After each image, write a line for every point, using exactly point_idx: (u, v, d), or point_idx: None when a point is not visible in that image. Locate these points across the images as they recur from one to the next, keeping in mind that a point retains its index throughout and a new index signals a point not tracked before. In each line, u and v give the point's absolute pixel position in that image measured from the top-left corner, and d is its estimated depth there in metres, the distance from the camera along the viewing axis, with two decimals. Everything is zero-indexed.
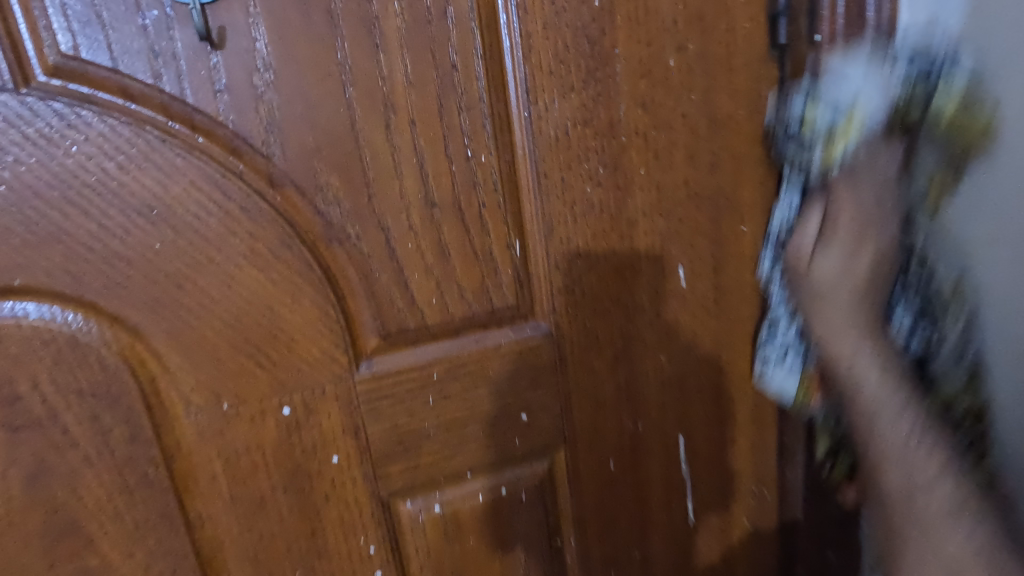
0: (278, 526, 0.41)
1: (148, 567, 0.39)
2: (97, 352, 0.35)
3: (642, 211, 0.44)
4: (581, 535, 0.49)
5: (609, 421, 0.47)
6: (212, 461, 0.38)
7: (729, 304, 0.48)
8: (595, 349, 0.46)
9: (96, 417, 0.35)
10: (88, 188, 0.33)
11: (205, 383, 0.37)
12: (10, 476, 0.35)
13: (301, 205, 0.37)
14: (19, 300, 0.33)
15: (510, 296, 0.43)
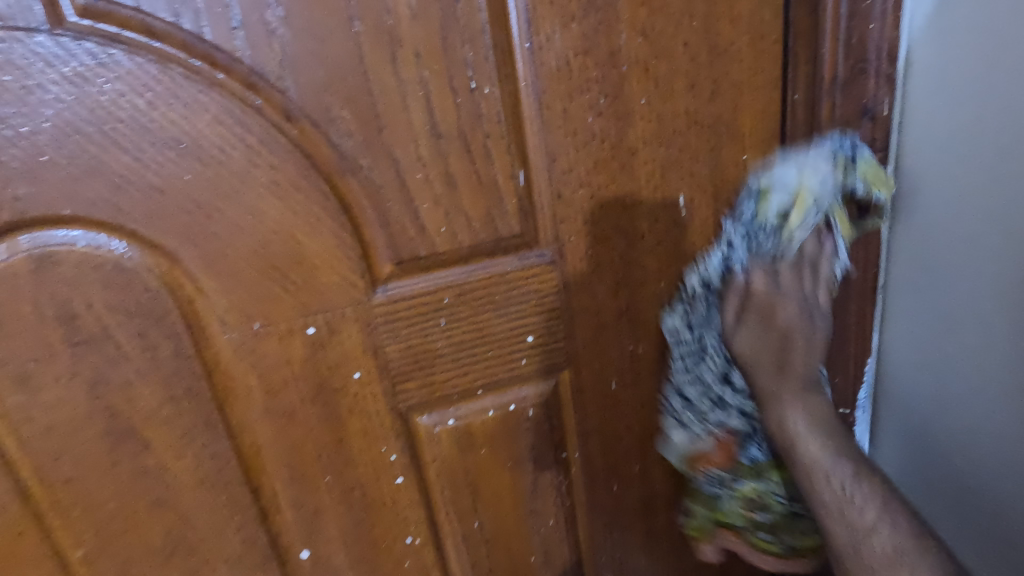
0: (309, 434, 0.46)
1: (197, 468, 0.44)
2: (141, 276, 0.38)
3: (642, 141, 0.46)
4: (586, 447, 0.54)
5: (610, 342, 0.51)
6: (247, 375, 0.43)
7: (729, 229, 0.51)
8: (598, 274, 0.49)
9: (144, 334, 0.40)
10: (122, 123, 0.36)
11: (238, 305, 0.41)
12: (74, 386, 0.39)
13: (315, 137, 0.39)
14: (68, 228, 0.37)
15: (515, 225, 0.45)
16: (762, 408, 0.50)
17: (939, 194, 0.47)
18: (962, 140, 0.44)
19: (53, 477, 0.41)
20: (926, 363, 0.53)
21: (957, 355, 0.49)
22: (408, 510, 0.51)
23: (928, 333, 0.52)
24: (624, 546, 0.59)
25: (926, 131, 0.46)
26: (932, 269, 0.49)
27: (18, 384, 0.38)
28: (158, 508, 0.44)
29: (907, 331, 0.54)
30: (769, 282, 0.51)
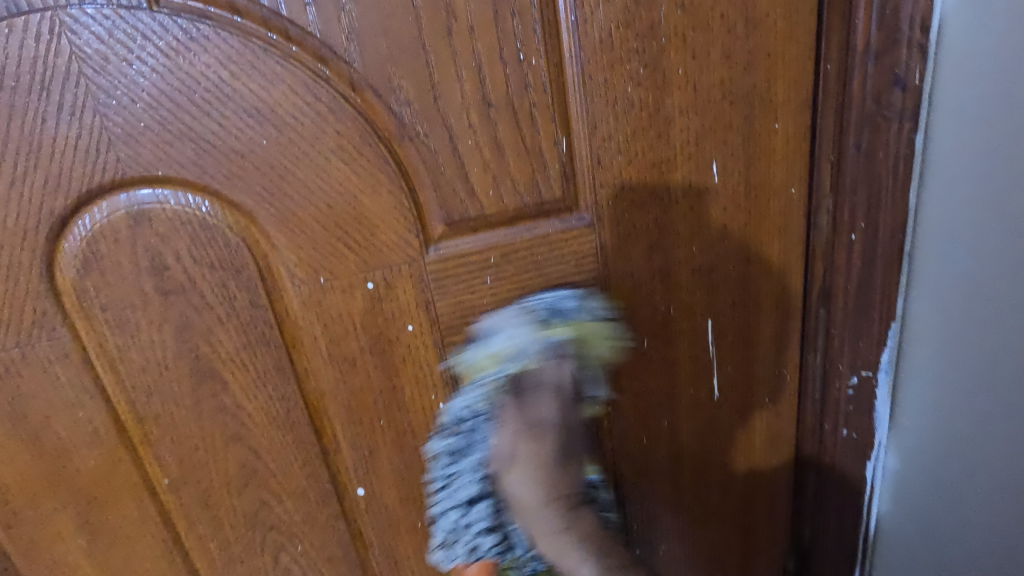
0: (367, 381, 0.50)
1: (268, 408, 0.49)
2: (223, 231, 0.43)
3: (678, 110, 0.48)
4: (618, 401, 0.58)
5: (643, 302, 0.54)
6: (313, 325, 0.47)
7: (759, 196, 0.53)
8: (633, 237, 0.52)
9: (225, 284, 0.44)
10: (209, 93, 0.39)
11: (306, 260, 0.45)
12: (165, 330, 0.44)
13: (377, 105, 0.43)
14: (161, 188, 0.41)
15: (557, 189, 0.48)
16: (513, 514, 0.46)
17: (968, 172, 0.48)
18: (996, 121, 0.45)
19: (145, 411, 0.46)
20: (944, 336, 0.55)
21: (978, 332, 0.52)
22: None
23: (957, 302, 0.53)
24: (652, 496, 0.63)
25: (957, 107, 0.47)
26: (964, 237, 0.50)
27: (117, 327, 0.43)
28: (234, 443, 0.49)
29: (932, 299, 0.55)
30: (518, 411, 0.47)
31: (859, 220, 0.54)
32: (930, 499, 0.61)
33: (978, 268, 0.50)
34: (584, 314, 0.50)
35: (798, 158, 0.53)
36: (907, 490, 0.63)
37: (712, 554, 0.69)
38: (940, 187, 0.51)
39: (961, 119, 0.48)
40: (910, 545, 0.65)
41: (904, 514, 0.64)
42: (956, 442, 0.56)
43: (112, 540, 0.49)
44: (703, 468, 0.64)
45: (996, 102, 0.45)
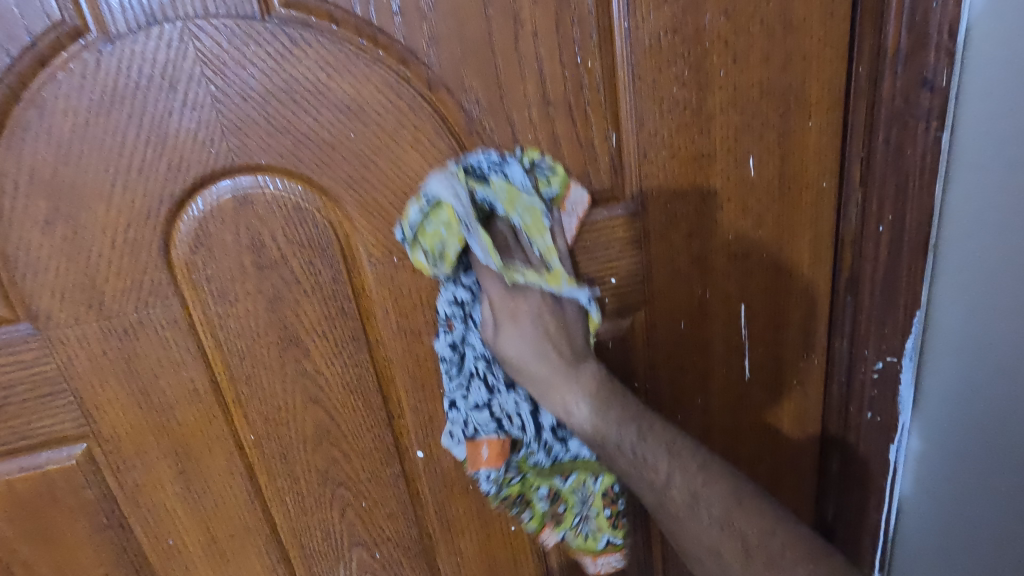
0: (429, 351, 0.55)
1: (343, 374, 0.54)
2: (313, 214, 0.49)
3: (719, 108, 0.53)
4: (655, 378, 0.62)
5: (682, 286, 0.59)
6: (385, 299, 0.53)
7: (792, 188, 0.57)
8: (674, 225, 0.56)
9: (312, 261, 0.50)
10: (308, 92, 0.45)
11: (382, 241, 0.51)
12: (259, 300, 0.50)
13: (450, 103, 0.48)
14: (264, 174, 0.47)
15: (606, 180, 0.53)
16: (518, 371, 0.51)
17: (994, 173, 0.52)
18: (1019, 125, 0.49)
19: (238, 374, 0.52)
20: (971, 328, 0.58)
21: (1003, 322, 0.55)
22: None
23: (985, 297, 0.56)
24: None
25: (982, 112, 0.51)
26: (988, 221, 0.54)
27: (219, 297, 0.49)
28: (312, 405, 0.55)
29: (954, 284, 0.58)
30: (507, 293, 0.50)
31: (887, 213, 0.58)
32: (959, 478, 0.63)
33: (1005, 263, 0.53)
34: (520, 184, 0.49)
35: (828, 154, 0.57)
36: (934, 469, 0.66)
37: None
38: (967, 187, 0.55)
39: (987, 123, 0.51)
40: (940, 522, 0.67)
41: (933, 492, 0.67)
42: (980, 419, 0.59)
43: (204, 489, 0.56)
44: (733, 446, 0.68)
45: (1018, 106, 0.49)
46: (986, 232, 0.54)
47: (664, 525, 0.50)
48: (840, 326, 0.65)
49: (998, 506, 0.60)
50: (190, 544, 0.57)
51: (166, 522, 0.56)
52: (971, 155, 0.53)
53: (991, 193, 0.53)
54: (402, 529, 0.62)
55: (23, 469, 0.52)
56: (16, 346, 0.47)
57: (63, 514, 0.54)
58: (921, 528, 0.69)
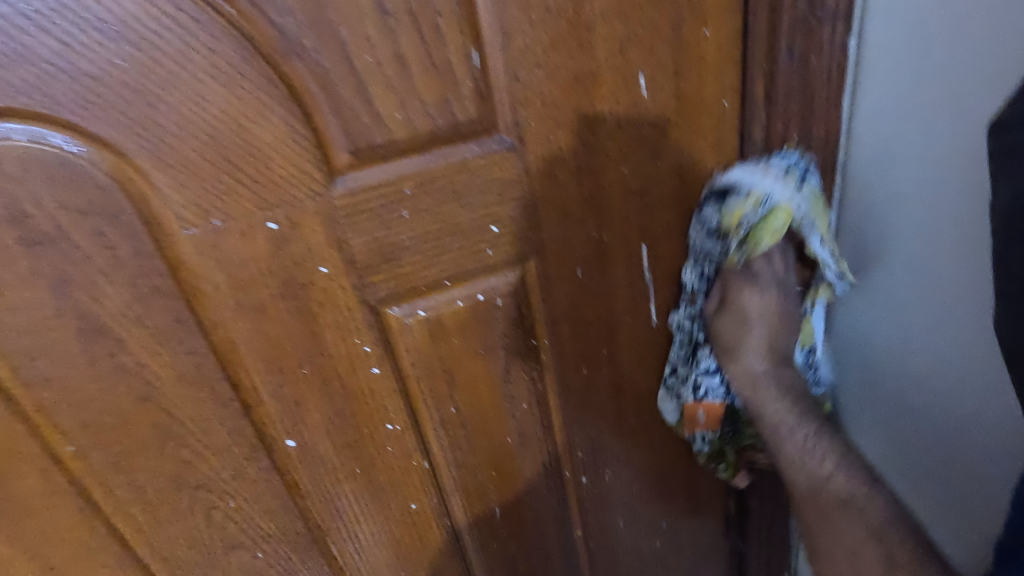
0: (283, 328, 0.47)
1: (175, 364, 0.45)
2: (89, 171, 0.38)
3: (600, 15, 0.44)
4: (554, 334, 0.56)
5: (575, 231, 0.52)
6: (214, 272, 0.43)
7: (691, 112, 0.50)
8: (560, 160, 0.49)
9: (101, 232, 0.39)
10: (42, 4, 0.34)
11: (195, 201, 0.41)
12: (38, 286, 0.40)
13: (254, 16, 0.37)
14: (4, 121, 0.36)
15: (472, 110, 0.44)
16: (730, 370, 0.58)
17: (908, 99, 0.46)
18: (939, 43, 0.42)
19: (33, 377, 0.42)
20: (877, 264, 0.55)
21: (905, 265, 0.52)
22: (387, 399, 0.53)
23: (893, 233, 0.52)
24: (596, 426, 0.64)
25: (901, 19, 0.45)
26: (901, 154, 0.48)
27: None
28: (143, 404, 0.46)
29: (869, 221, 0.54)
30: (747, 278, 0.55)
31: (792, 134, 0.52)
32: (882, 422, 0.61)
33: (910, 205, 0.49)
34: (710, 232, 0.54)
35: (731, 69, 0.50)
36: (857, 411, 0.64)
37: (657, 475, 0.71)
38: (882, 108, 0.49)
39: (906, 36, 0.45)
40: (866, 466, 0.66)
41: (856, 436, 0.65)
42: (894, 363, 0.57)
43: (22, 512, 0.47)
44: (645, 395, 0.64)
45: (938, 18, 0.42)
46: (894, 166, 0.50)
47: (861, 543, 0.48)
48: None
49: (919, 454, 0.58)
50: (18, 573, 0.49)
51: None
52: (887, 69, 0.47)
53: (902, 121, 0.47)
54: (286, 524, 0.56)
55: None
56: None
57: None
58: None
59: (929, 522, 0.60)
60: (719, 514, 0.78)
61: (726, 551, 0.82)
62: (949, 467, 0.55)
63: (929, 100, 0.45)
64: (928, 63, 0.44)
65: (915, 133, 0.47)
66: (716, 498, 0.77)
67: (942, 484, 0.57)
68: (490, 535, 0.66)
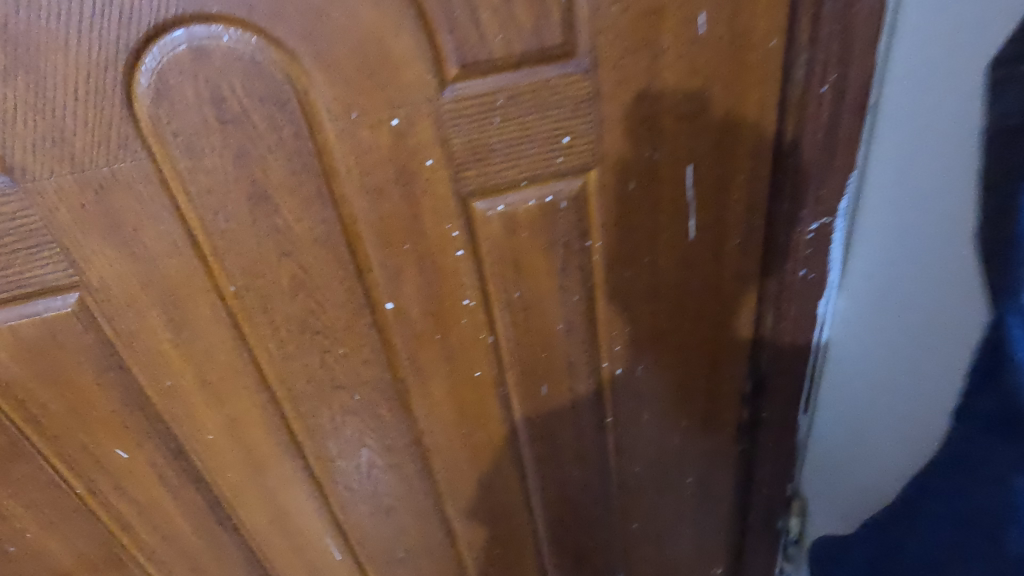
0: (393, 208, 0.59)
1: (313, 229, 0.58)
2: (270, 68, 0.50)
3: None
4: (606, 238, 0.67)
5: (632, 149, 0.62)
6: (348, 156, 0.56)
7: (742, 48, 0.59)
8: (626, 85, 0.58)
9: (273, 116, 0.52)
10: None
11: (341, 97, 0.53)
12: (225, 155, 0.53)
13: None
14: (215, 24, 0.48)
15: (559, 35, 0.54)
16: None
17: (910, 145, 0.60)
18: (939, 110, 0.56)
19: (214, 227, 0.56)
20: (869, 265, 0.71)
21: (885, 272, 0.69)
22: (466, 278, 0.65)
23: (881, 244, 0.68)
24: (633, 325, 0.75)
25: (922, 81, 0.57)
26: (897, 192, 0.64)
27: (186, 151, 0.52)
28: (286, 258, 0.59)
29: (868, 240, 0.70)
30: None
31: (830, 72, 0.61)
32: (866, 406, 0.79)
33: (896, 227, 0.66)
34: None
35: (782, 12, 0.58)
36: (846, 394, 0.82)
37: (681, 376, 0.82)
38: (892, 143, 0.62)
39: (921, 96, 0.57)
40: (851, 436, 0.84)
41: (845, 415, 0.84)
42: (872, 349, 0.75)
43: (194, 336, 0.61)
44: (679, 302, 0.75)
45: (937, 91, 0.55)
46: (885, 190, 0.65)
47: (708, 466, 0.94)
48: (781, 187, 0.69)
49: (880, 430, 0.78)
50: (186, 384, 0.64)
51: (163, 365, 0.62)
52: (895, 109, 0.61)
53: (900, 160, 0.62)
54: (378, 374, 0.70)
55: (25, 315, 0.56)
56: None
57: (67, 357, 0.60)
58: (840, 442, 0.86)
59: (880, 476, 0.80)
60: (733, 419, 0.89)
61: (736, 454, 0.94)
62: (890, 432, 0.76)
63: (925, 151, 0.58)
64: (925, 125, 0.57)
65: (909, 175, 0.61)
66: (732, 405, 0.88)
67: (886, 442, 0.77)
68: (536, 408, 0.79)
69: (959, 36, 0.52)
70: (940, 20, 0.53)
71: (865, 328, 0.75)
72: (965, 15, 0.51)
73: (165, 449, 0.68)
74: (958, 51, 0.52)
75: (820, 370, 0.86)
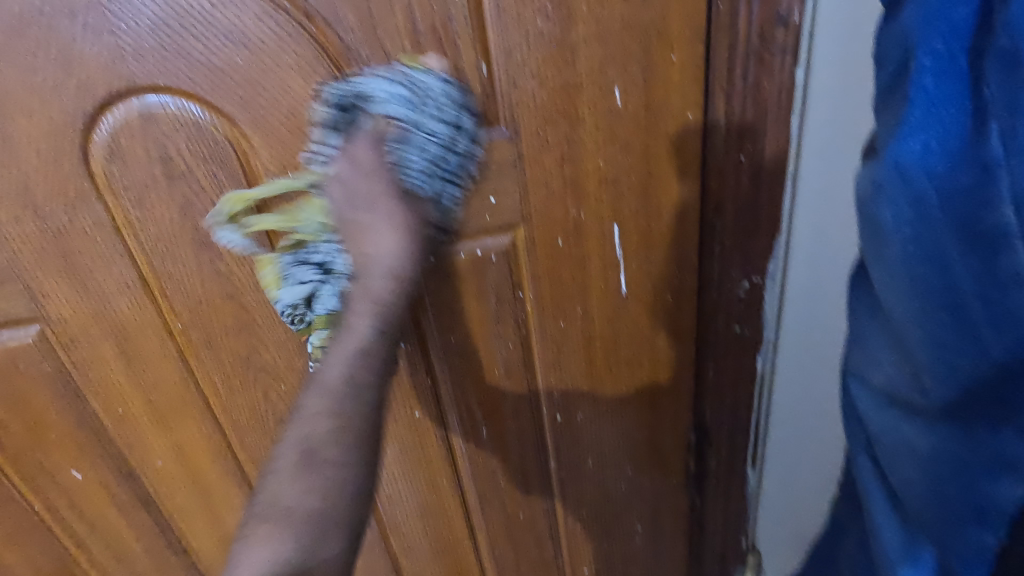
0: None
1: (254, 274, 0.63)
2: (211, 132, 0.56)
3: (583, 40, 0.57)
4: (537, 289, 0.70)
5: (557, 209, 0.66)
6: (285, 210, 0.61)
7: (659, 120, 0.63)
8: (547, 150, 0.62)
9: (215, 174, 0.58)
10: (195, 19, 0.51)
11: (277, 157, 0.58)
12: (172, 207, 0.58)
13: (326, 31, 0.53)
14: (163, 94, 0.54)
15: (479, 106, 0.59)
16: None
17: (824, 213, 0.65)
18: (842, 182, 0.62)
19: (162, 270, 0.61)
20: (797, 329, 0.75)
21: (814, 330, 0.73)
22: None
23: (805, 308, 0.73)
24: (570, 372, 0.78)
25: (828, 155, 0.62)
26: (822, 259, 0.68)
27: (136, 203, 0.58)
28: (228, 299, 0.64)
29: (796, 307, 0.74)
30: None
31: (746, 143, 0.64)
32: (802, 456, 0.83)
33: (819, 290, 0.70)
34: None
35: (694, 87, 0.62)
36: (785, 450, 0.85)
37: (623, 423, 0.84)
38: (810, 214, 0.67)
39: (833, 168, 0.62)
40: (792, 488, 0.87)
41: (785, 470, 0.87)
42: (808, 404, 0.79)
43: (144, 367, 0.66)
44: (615, 351, 0.77)
45: (844, 163, 0.61)
46: (805, 258, 0.70)
47: (656, 515, 0.94)
48: (710, 247, 0.72)
49: (809, 471, 0.83)
50: (136, 411, 0.69)
51: (116, 393, 0.67)
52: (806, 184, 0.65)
53: (817, 229, 0.67)
54: None
55: None
56: None
57: (27, 382, 0.65)
58: (783, 495, 0.89)
59: (805, 510, 0.87)
60: (680, 468, 0.90)
61: (686, 505, 0.94)
62: (806, 467, 0.84)
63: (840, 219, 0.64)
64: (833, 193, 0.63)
65: (827, 239, 0.67)
66: (677, 455, 0.89)
67: (804, 477, 0.85)
68: (477, 449, 0.82)
69: (857, 115, 0.58)
70: (840, 100, 0.59)
71: (800, 386, 0.79)
72: (855, 98, 0.57)
73: (117, 472, 0.72)
74: (855, 130, 0.59)
75: (758, 434, 0.87)
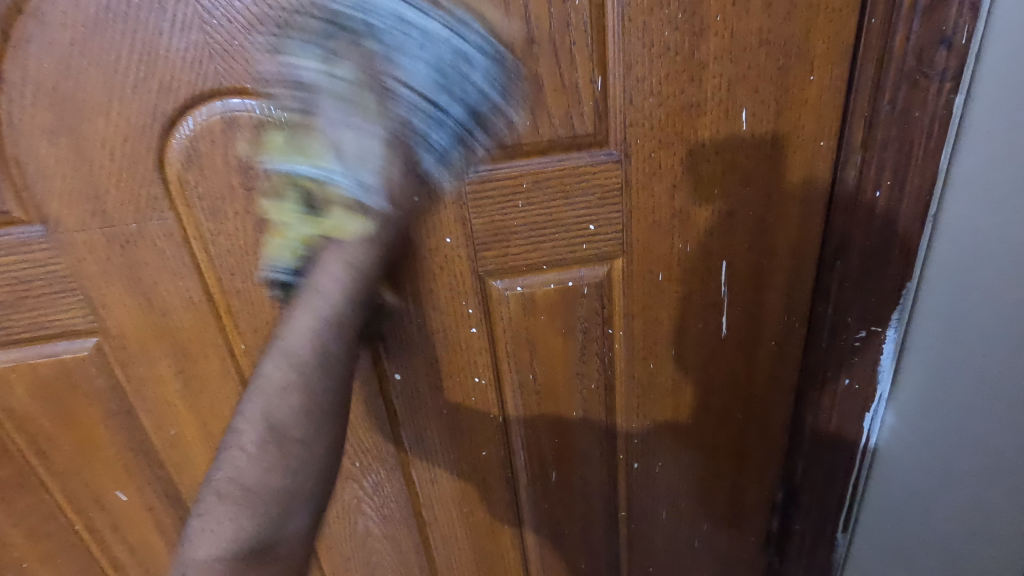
0: (409, 280, 0.58)
1: None
2: (295, 140, 0.51)
3: (713, 55, 0.51)
4: (629, 326, 0.63)
5: (662, 241, 0.59)
6: None
7: (787, 148, 0.56)
8: (657, 176, 0.56)
9: None
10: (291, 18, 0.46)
11: None
12: (248, 220, 0.53)
13: (432, 35, 0.48)
14: (250, 98, 0.49)
15: (589, 125, 0.53)
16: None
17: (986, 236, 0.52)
18: (1014, 195, 0.49)
19: (230, 287, 0.56)
20: (938, 378, 0.62)
21: (957, 381, 0.59)
22: (477, 355, 0.63)
23: (947, 353, 0.60)
24: (654, 417, 0.70)
25: (995, 164, 0.50)
26: (975, 296, 0.55)
27: (210, 214, 0.53)
28: None
29: (933, 351, 0.61)
30: None
31: (885, 179, 0.56)
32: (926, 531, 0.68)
33: (969, 331, 0.56)
34: None
35: (830, 113, 0.55)
36: (901, 518, 0.71)
37: (704, 475, 0.76)
38: (969, 244, 0.54)
39: (998, 180, 0.50)
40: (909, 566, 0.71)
41: (899, 543, 0.72)
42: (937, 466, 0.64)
43: (201, 388, 0.61)
44: (706, 398, 0.70)
45: (1018, 171, 0.48)
46: (955, 291, 0.57)
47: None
48: (826, 290, 0.63)
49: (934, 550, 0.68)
50: (188, 434, 0.64)
51: (169, 413, 0.63)
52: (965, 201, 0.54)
53: (973, 255, 0.54)
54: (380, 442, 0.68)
55: (45, 355, 0.58)
56: (31, 244, 0.52)
57: (81, 397, 0.61)
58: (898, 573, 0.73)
59: None
60: (761, 527, 0.82)
61: (762, 566, 0.85)
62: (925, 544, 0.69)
63: (1010, 247, 0.51)
64: (997, 211, 0.51)
65: (985, 269, 0.53)
66: (759, 511, 0.80)
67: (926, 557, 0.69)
68: (544, 494, 0.75)
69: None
70: (1016, 95, 0.47)
71: (928, 445, 0.65)
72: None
73: (163, 495, 0.68)
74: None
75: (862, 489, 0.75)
